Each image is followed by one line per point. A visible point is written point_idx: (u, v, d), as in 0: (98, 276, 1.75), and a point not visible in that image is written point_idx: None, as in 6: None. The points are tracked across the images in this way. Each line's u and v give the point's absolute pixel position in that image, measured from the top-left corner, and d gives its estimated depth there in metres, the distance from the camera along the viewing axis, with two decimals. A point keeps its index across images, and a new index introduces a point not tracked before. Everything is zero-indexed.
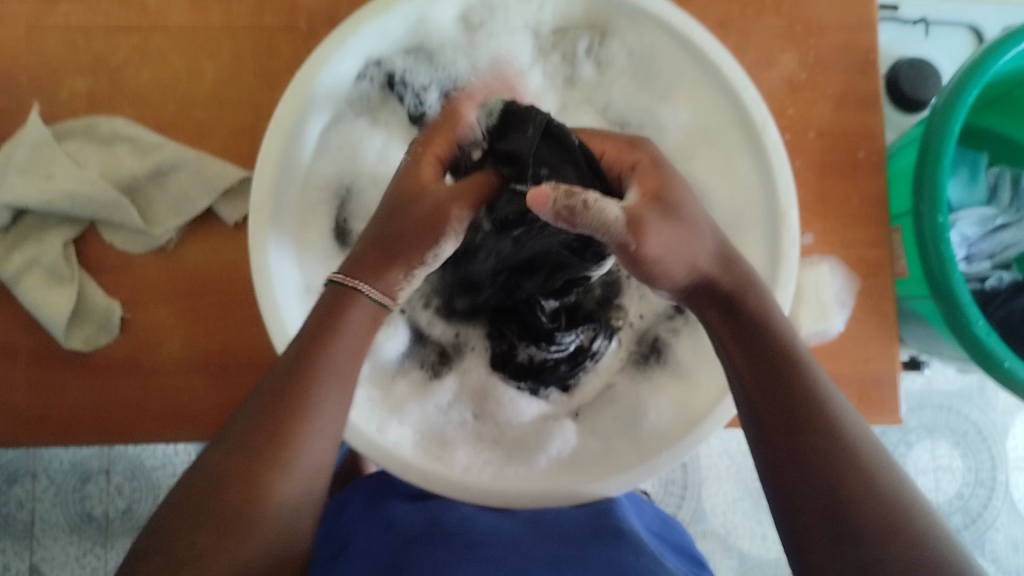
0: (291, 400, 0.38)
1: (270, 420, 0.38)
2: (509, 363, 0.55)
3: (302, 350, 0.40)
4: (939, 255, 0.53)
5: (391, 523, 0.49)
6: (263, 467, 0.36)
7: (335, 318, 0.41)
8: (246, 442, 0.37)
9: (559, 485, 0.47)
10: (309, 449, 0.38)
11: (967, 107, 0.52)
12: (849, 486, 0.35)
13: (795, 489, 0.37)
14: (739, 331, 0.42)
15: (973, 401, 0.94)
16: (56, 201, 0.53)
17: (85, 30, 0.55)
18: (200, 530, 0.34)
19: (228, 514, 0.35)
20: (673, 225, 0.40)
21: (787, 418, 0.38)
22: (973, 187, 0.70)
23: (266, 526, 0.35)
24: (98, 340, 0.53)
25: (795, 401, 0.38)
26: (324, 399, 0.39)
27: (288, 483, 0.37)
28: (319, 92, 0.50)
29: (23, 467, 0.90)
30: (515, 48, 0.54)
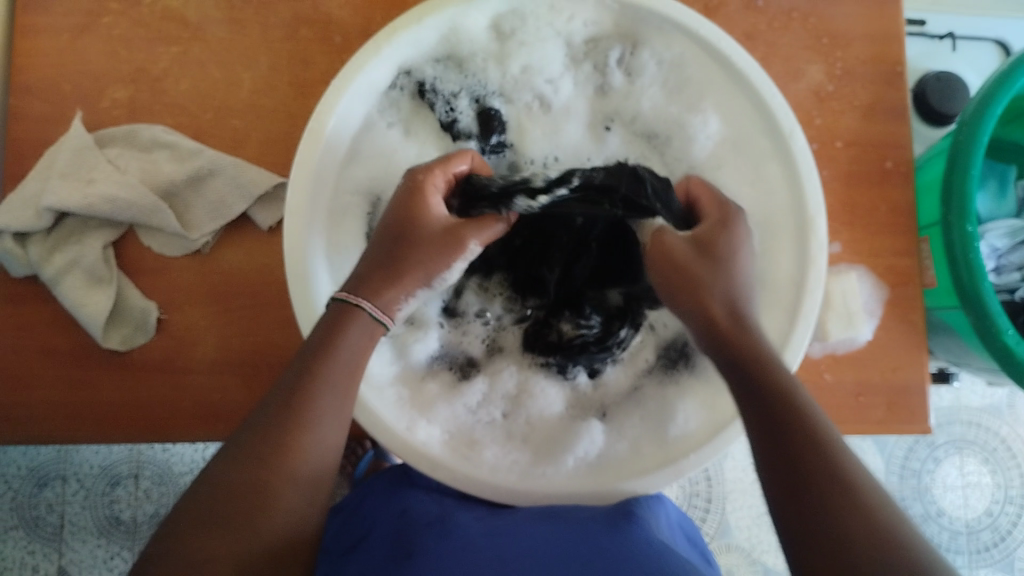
0: (294, 411, 0.39)
1: (271, 432, 0.38)
2: (540, 340, 0.56)
3: (303, 363, 0.40)
4: (968, 264, 0.53)
5: (406, 510, 0.50)
6: (268, 476, 0.37)
7: (335, 333, 0.41)
8: (252, 450, 0.37)
9: (591, 485, 0.48)
10: (307, 458, 0.38)
11: (994, 118, 0.52)
12: (843, 505, 0.33)
13: (791, 512, 0.34)
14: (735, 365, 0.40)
15: (1002, 417, 0.93)
16: (97, 204, 0.54)
17: (128, 42, 0.57)
18: (209, 534, 0.35)
19: (236, 518, 0.36)
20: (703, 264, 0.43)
21: (775, 444, 0.36)
22: (1002, 200, 0.70)
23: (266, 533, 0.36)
24: (135, 340, 0.54)
25: (784, 426, 0.36)
26: (325, 410, 0.39)
27: (291, 492, 0.37)
28: (353, 99, 0.51)
29: (53, 470, 0.91)
30: (547, 56, 0.55)
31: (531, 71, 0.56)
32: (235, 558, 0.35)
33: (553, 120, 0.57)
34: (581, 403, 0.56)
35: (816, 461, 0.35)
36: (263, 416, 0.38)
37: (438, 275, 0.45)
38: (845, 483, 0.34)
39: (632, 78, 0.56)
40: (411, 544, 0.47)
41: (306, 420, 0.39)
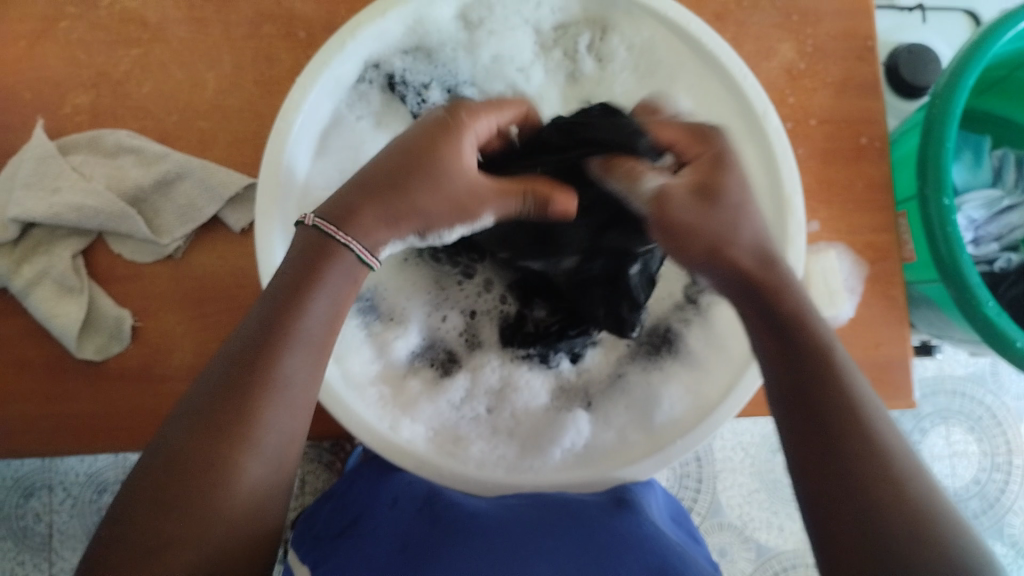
0: (253, 377, 0.37)
1: (233, 397, 0.37)
2: (518, 334, 0.56)
3: (266, 316, 0.39)
4: (946, 237, 0.52)
5: (396, 498, 0.48)
6: (228, 448, 0.36)
7: (306, 283, 0.39)
8: (211, 418, 0.36)
9: (594, 473, 0.48)
10: (272, 426, 0.37)
11: (967, 91, 0.52)
12: (879, 483, 0.34)
13: (812, 473, 0.36)
14: (771, 324, 0.40)
15: (985, 385, 0.93)
16: (63, 213, 0.53)
17: (88, 46, 0.56)
18: (167, 514, 0.35)
19: (197, 494, 0.35)
20: (703, 210, 0.42)
21: (821, 410, 0.37)
22: (978, 170, 0.70)
23: (230, 510, 0.36)
24: (110, 349, 0.54)
25: (830, 395, 0.37)
26: (290, 376, 0.38)
27: (256, 463, 0.37)
28: (320, 95, 0.50)
29: (39, 480, 0.90)
30: (515, 44, 0.55)
31: (502, 60, 0.55)
32: (191, 535, 0.35)
33: None
34: (565, 391, 0.56)
35: (844, 423, 0.36)
36: (222, 385, 0.37)
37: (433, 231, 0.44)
38: (877, 456, 0.35)
39: (602, 63, 0.56)
40: (400, 534, 0.45)
41: (276, 390, 0.37)
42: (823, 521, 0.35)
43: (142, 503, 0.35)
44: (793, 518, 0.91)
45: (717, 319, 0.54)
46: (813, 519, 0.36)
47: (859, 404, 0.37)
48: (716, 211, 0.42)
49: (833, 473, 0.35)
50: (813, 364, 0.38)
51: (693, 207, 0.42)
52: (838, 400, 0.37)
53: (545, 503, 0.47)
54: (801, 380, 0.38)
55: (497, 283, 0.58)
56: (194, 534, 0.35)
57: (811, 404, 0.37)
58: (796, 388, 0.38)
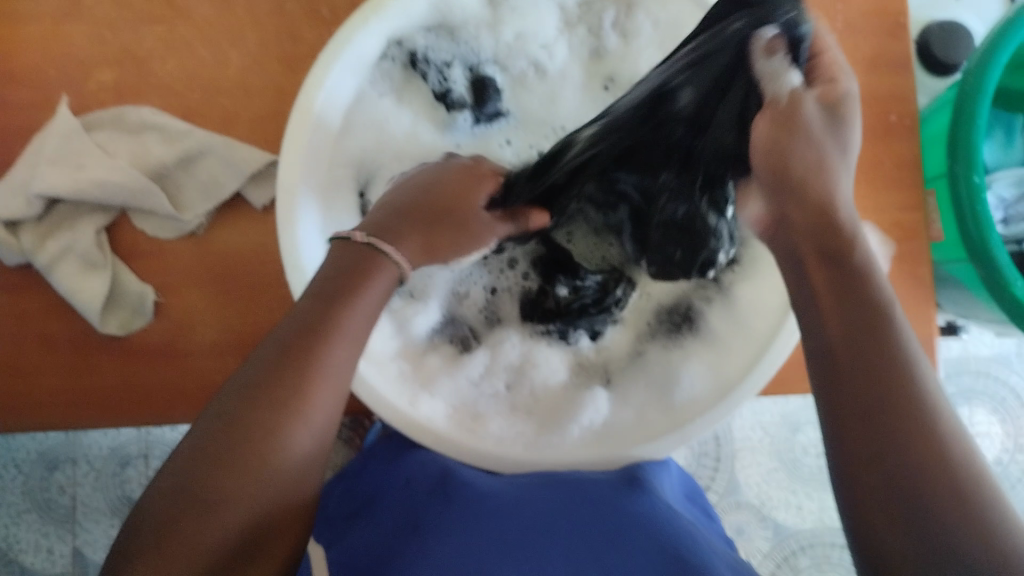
0: (308, 356, 0.37)
1: (288, 370, 0.37)
2: (537, 309, 0.55)
3: (317, 305, 0.39)
4: (976, 216, 0.51)
5: (410, 478, 0.49)
6: (282, 416, 0.36)
7: (355, 281, 0.40)
8: (265, 388, 0.36)
9: (609, 451, 0.49)
10: (324, 400, 0.37)
11: (1000, 67, 0.51)
12: (920, 446, 0.32)
13: (847, 435, 0.34)
14: (837, 277, 0.37)
15: (1011, 366, 0.92)
16: (87, 189, 0.53)
17: (111, 21, 0.56)
18: (222, 471, 0.34)
19: (253, 456, 0.35)
20: (829, 133, 0.39)
21: (872, 369, 0.34)
22: (1009, 149, 0.69)
23: (276, 478, 0.35)
24: (134, 324, 0.54)
25: (879, 353, 0.35)
26: (339, 358, 0.38)
27: (303, 439, 0.36)
28: (343, 74, 0.49)
29: (63, 453, 0.91)
30: (539, 21, 0.54)
31: (525, 38, 0.54)
32: (242, 497, 0.34)
33: (549, 86, 0.57)
34: (584, 368, 0.55)
35: (892, 382, 0.34)
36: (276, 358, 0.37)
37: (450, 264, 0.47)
38: (920, 419, 0.33)
39: (627, 39, 0.55)
40: (416, 514, 0.45)
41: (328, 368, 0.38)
42: (859, 487, 0.33)
43: (190, 462, 0.35)
44: (811, 497, 0.91)
45: (741, 299, 0.54)
46: (846, 488, 0.34)
47: (914, 368, 0.34)
48: (841, 136, 0.39)
49: (870, 436, 0.33)
50: (869, 320, 0.35)
51: (821, 123, 0.39)
52: (883, 360, 0.34)
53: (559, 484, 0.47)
54: (856, 336, 0.35)
55: (522, 260, 0.56)
56: (245, 492, 0.34)
57: (854, 363, 0.35)
58: (846, 341, 0.35)
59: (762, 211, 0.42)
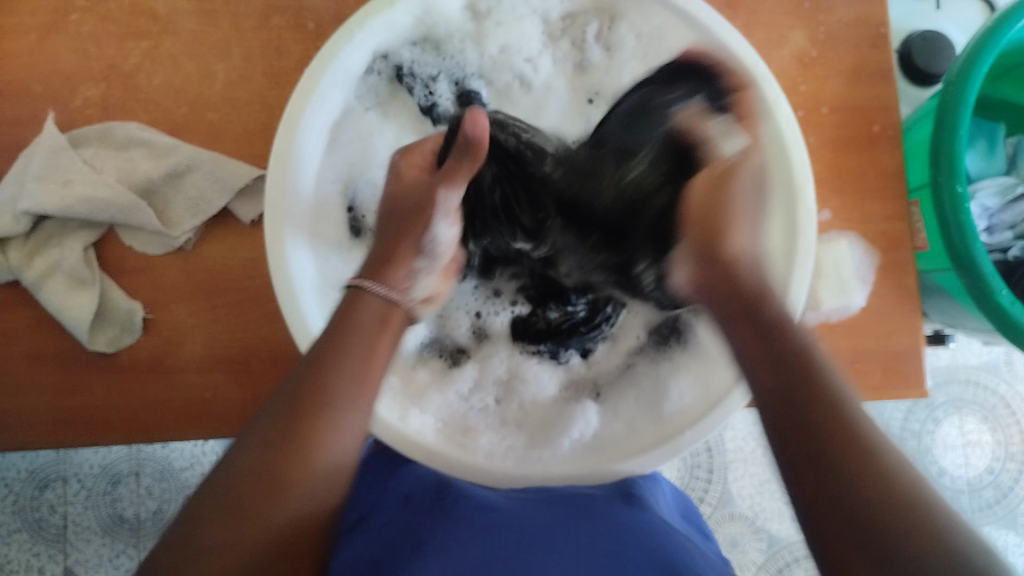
0: (307, 402, 0.38)
1: (288, 419, 0.37)
2: (529, 330, 0.56)
3: (315, 358, 0.40)
4: (959, 225, 0.52)
5: (407, 495, 0.49)
6: (282, 459, 0.36)
7: (345, 327, 0.42)
8: (270, 434, 0.36)
9: (592, 466, 0.48)
10: (331, 446, 0.37)
11: (981, 78, 0.51)
12: (856, 473, 0.32)
13: (799, 476, 0.34)
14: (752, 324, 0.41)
15: (1000, 374, 0.93)
16: (74, 205, 0.53)
17: (98, 38, 0.56)
18: (228, 515, 0.34)
19: (252, 495, 0.35)
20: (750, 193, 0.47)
21: (800, 418, 0.35)
22: (992, 157, 0.69)
23: (284, 520, 0.35)
24: (122, 341, 0.54)
25: (808, 404, 0.35)
26: (343, 403, 0.39)
27: (310, 474, 0.36)
28: (331, 88, 0.50)
29: (54, 472, 0.90)
30: (523, 34, 0.55)
31: (510, 51, 0.55)
32: (246, 541, 0.34)
33: (534, 99, 0.57)
34: (574, 384, 0.56)
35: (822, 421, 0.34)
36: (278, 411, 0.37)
37: (425, 239, 0.48)
38: (857, 446, 0.33)
39: (611, 53, 0.56)
40: (412, 528, 0.45)
41: (329, 404, 0.38)
42: (820, 524, 0.32)
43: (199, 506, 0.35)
44: None
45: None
46: (810, 526, 0.33)
47: (843, 409, 0.35)
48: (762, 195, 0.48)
49: (812, 474, 0.33)
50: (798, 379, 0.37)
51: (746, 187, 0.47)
52: (816, 404, 0.35)
53: (558, 497, 0.47)
54: (784, 391, 0.37)
55: (507, 288, 0.57)
56: (251, 534, 0.34)
57: (792, 413, 0.36)
58: (781, 402, 0.37)
59: (689, 268, 0.47)
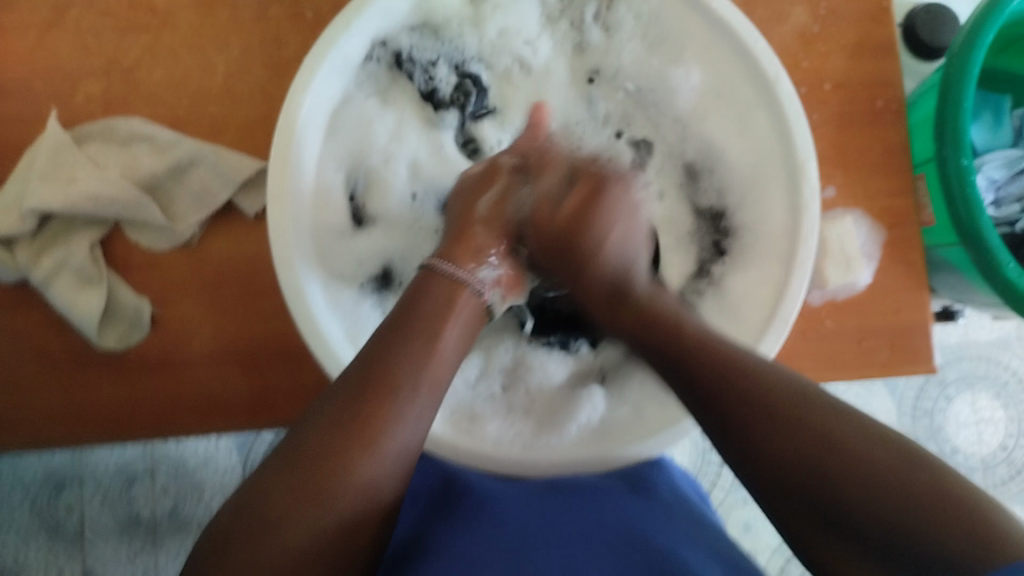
0: (378, 385, 0.41)
1: (359, 397, 0.40)
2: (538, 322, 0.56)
3: (387, 340, 0.43)
4: (964, 199, 0.52)
5: (417, 492, 0.51)
6: (352, 438, 0.39)
7: (416, 304, 0.45)
8: (343, 412, 0.40)
9: (597, 450, 0.49)
10: (398, 430, 0.40)
11: (985, 48, 0.51)
12: (839, 457, 0.36)
13: (780, 461, 0.38)
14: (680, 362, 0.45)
15: (1012, 349, 0.92)
16: (79, 202, 0.53)
17: (97, 36, 0.56)
18: (299, 483, 0.37)
19: (329, 471, 0.38)
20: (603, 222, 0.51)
21: (768, 421, 0.39)
22: (998, 130, 0.69)
23: (360, 489, 0.38)
24: (132, 337, 0.54)
25: (775, 411, 0.39)
26: (412, 384, 0.42)
27: (377, 458, 0.39)
28: (329, 75, 0.50)
29: (70, 472, 0.91)
30: (522, 16, 0.55)
31: (509, 34, 0.55)
32: (316, 516, 0.36)
33: (534, 82, 0.58)
34: (582, 372, 0.55)
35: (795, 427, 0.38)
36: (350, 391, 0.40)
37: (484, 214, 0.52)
38: (835, 442, 0.37)
39: (610, 33, 0.56)
40: (427, 524, 0.48)
41: (393, 389, 0.41)
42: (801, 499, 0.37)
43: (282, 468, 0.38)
44: None
45: (731, 288, 0.53)
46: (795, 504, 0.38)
47: (815, 411, 0.39)
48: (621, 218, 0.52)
49: (795, 463, 0.38)
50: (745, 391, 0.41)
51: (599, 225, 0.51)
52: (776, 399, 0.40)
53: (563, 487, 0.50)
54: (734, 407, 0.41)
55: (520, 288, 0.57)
56: (330, 505, 0.37)
57: (762, 421, 0.40)
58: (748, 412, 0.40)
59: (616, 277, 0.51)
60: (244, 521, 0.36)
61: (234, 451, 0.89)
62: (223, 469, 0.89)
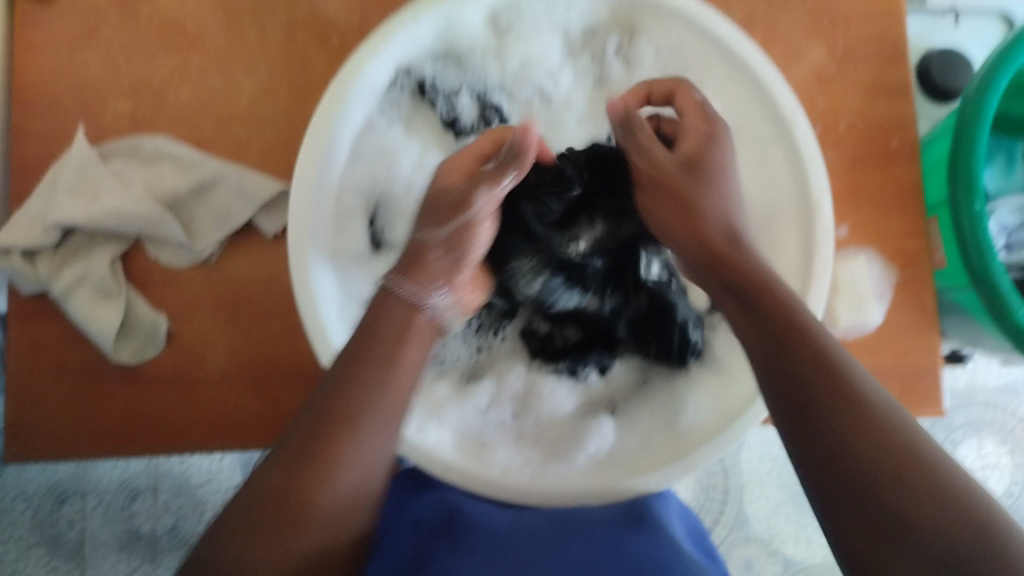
0: (332, 416, 0.38)
1: (316, 426, 0.38)
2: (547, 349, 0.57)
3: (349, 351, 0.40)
4: (976, 241, 0.52)
5: (418, 522, 0.51)
6: (304, 477, 0.36)
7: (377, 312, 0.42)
8: (295, 451, 0.37)
9: (598, 483, 0.47)
10: (354, 464, 0.37)
11: (1000, 92, 0.52)
12: (885, 464, 0.32)
13: (816, 455, 0.34)
14: (745, 304, 0.40)
15: (1019, 396, 0.92)
16: (102, 218, 0.54)
17: (128, 55, 0.57)
18: (248, 537, 0.35)
19: (275, 518, 0.35)
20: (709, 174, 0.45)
21: (799, 396, 0.36)
22: (1010, 176, 0.70)
23: (314, 534, 0.36)
24: (146, 353, 0.55)
25: (815, 382, 0.35)
26: (370, 404, 0.39)
27: (333, 490, 0.36)
28: (354, 101, 0.50)
29: (72, 486, 0.91)
30: (544, 50, 0.57)
31: (530, 65, 0.57)
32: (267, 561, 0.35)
33: (553, 112, 0.59)
34: (592, 402, 0.56)
35: (830, 409, 0.34)
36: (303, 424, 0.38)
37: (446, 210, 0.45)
38: (877, 446, 0.33)
39: (630, 66, 0.57)
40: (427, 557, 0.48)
41: (354, 422, 0.38)
42: (828, 501, 0.34)
43: (238, 513, 0.36)
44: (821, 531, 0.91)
45: None
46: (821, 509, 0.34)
47: (872, 398, 0.34)
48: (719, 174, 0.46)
49: (838, 469, 0.33)
50: (791, 348, 0.37)
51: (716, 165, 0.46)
52: (817, 368, 0.36)
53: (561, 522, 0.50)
54: (777, 366, 0.37)
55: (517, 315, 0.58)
56: (278, 552, 0.35)
57: (802, 399, 0.35)
58: (790, 378, 0.36)
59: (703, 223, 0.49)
60: (201, 571, 0.34)
61: (237, 470, 0.90)
62: (226, 487, 0.90)
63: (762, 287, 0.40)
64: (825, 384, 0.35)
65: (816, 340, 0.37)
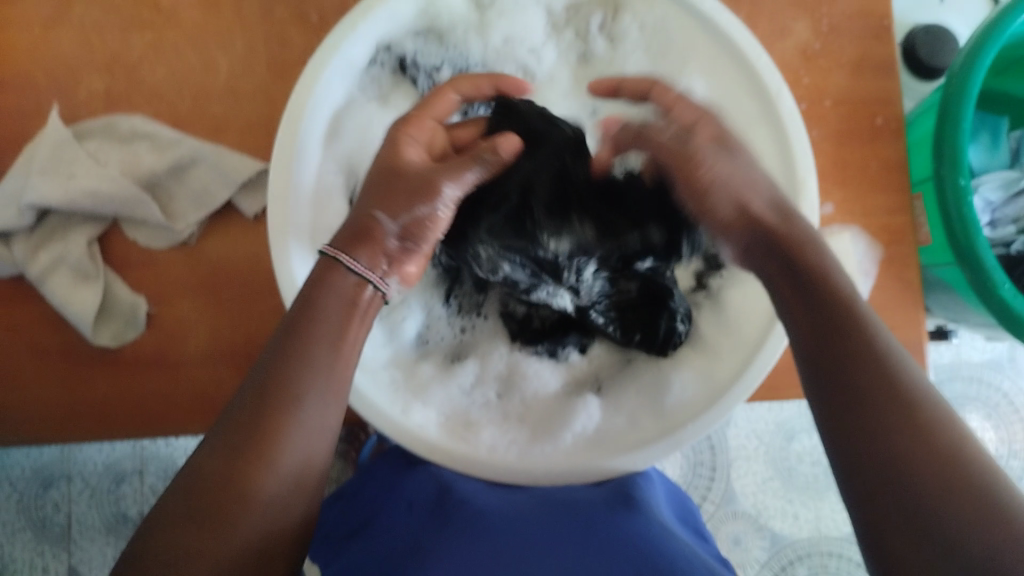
0: (272, 398, 0.37)
1: (257, 411, 0.37)
2: (527, 331, 0.57)
3: (286, 329, 0.40)
4: (962, 217, 0.52)
5: (412, 503, 0.51)
6: (244, 462, 0.36)
7: (317, 290, 0.41)
8: (232, 435, 0.36)
9: (583, 461, 0.47)
10: (295, 446, 0.37)
11: (984, 70, 0.51)
12: (911, 453, 0.32)
13: (847, 437, 0.35)
14: (796, 284, 0.40)
15: (1004, 371, 0.92)
16: (78, 199, 0.53)
17: (100, 29, 0.56)
18: (190, 523, 0.34)
19: (218, 505, 0.35)
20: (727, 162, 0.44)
21: (837, 374, 0.36)
22: (996, 151, 0.69)
23: (257, 520, 0.35)
24: (126, 336, 0.54)
25: (856, 364, 0.36)
26: (309, 391, 0.38)
27: (274, 477, 0.36)
28: (333, 78, 0.50)
29: (57, 470, 0.91)
30: (527, 25, 0.56)
31: (513, 42, 0.56)
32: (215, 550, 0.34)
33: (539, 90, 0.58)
34: (576, 380, 0.56)
35: (868, 386, 0.35)
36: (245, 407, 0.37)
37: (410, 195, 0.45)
38: (911, 429, 0.33)
39: (614, 43, 0.57)
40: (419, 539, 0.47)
41: (296, 402, 0.38)
42: (851, 481, 0.34)
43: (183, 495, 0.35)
44: (807, 506, 0.91)
45: (728, 304, 0.54)
46: (852, 501, 0.34)
47: (903, 373, 0.35)
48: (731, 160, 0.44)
49: (871, 449, 0.34)
50: (837, 325, 0.37)
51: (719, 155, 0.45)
52: (865, 354, 0.36)
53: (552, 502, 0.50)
54: (823, 340, 0.37)
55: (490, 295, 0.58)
56: (221, 544, 0.34)
57: (843, 378, 0.36)
58: (830, 360, 0.37)
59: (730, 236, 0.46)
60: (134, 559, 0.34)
61: None
62: None
63: (806, 252, 0.40)
64: (870, 363, 0.36)
65: (862, 317, 0.37)
